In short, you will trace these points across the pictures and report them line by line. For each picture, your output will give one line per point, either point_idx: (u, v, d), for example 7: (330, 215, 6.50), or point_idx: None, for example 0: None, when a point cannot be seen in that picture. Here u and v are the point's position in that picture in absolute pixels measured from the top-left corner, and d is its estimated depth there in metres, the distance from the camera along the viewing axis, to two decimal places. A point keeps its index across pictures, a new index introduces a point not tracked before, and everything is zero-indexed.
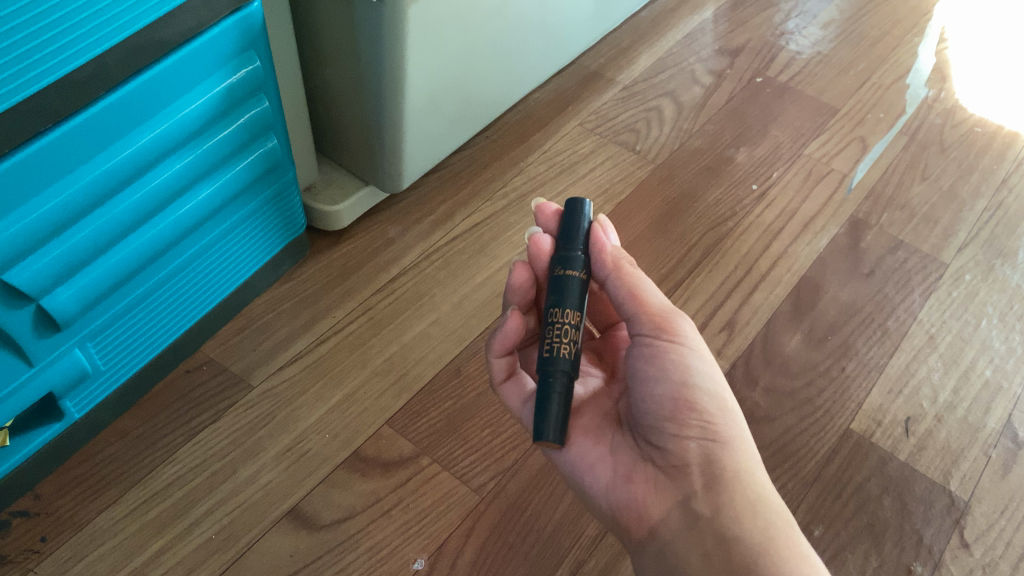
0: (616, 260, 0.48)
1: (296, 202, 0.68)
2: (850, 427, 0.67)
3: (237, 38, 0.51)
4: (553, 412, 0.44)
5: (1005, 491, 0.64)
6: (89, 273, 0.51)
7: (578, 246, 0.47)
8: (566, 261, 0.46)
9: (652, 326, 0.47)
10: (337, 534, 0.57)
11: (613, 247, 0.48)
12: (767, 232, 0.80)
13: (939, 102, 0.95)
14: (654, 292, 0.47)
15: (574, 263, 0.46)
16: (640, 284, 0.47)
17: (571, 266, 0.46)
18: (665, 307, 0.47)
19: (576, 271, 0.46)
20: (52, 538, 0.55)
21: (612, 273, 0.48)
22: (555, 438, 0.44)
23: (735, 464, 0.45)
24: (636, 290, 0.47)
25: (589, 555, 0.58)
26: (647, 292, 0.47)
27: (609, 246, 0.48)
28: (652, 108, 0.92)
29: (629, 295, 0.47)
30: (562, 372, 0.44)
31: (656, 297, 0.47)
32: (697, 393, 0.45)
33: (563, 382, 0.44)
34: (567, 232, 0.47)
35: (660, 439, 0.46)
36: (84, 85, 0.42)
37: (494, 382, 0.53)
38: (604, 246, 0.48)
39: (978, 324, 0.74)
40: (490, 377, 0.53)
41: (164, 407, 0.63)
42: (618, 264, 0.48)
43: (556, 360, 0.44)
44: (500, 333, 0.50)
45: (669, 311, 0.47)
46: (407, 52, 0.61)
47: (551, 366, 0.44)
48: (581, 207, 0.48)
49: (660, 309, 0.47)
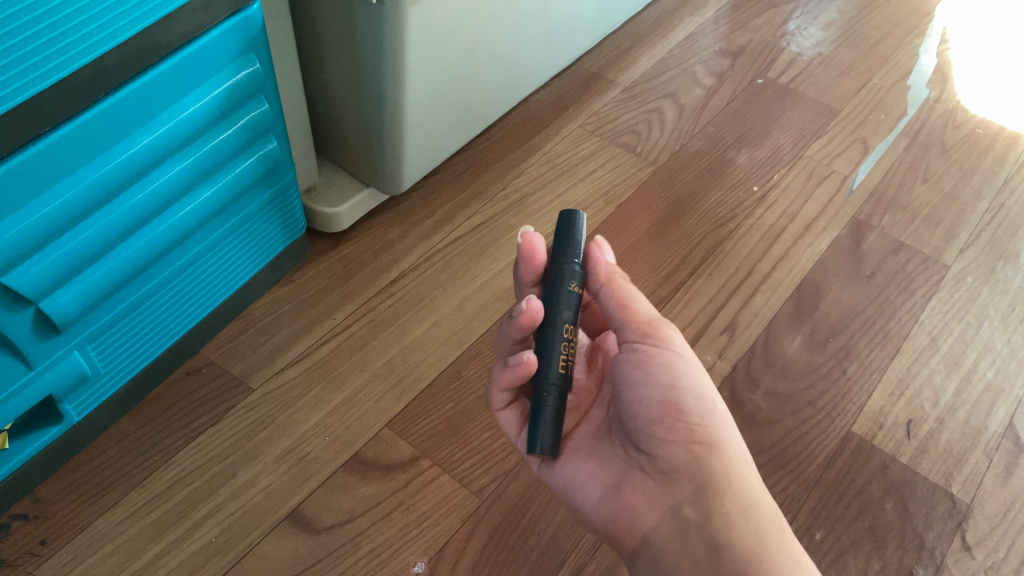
0: (609, 273, 0.48)
1: (295, 204, 0.67)
2: (851, 430, 0.67)
3: (237, 40, 0.50)
4: (545, 420, 0.44)
5: (1008, 494, 0.64)
6: (88, 276, 0.50)
7: (573, 257, 0.46)
8: (560, 274, 0.46)
9: (639, 332, 0.47)
10: (337, 537, 0.57)
11: (608, 261, 0.48)
12: (769, 234, 0.80)
13: (941, 104, 0.95)
14: (643, 303, 0.48)
15: (568, 276, 0.45)
16: (630, 296, 0.47)
17: (565, 278, 0.45)
18: (652, 316, 0.48)
19: (569, 284, 0.45)
20: (51, 542, 0.55)
21: (605, 284, 0.48)
22: (547, 448, 0.44)
23: (725, 468, 0.45)
24: (625, 300, 0.47)
25: (590, 558, 0.58)
26: (636, 299, 0.48)
27: (603, 260, 0.48)
28: (653, 109, 0.92)
29: (619, 306, 0.47)
30: (555, 388, 0.44)
31: (644, 307, 0.48)
32: (684, 396, 0.46)
33: (556, 396, 0.44)
34: (561, 245, 0.46)
35: (650, 445, 0.46)
36: (83, 87, 0.42)
37: (493, 409, 0.51)
38: (598, 260, 0.48)
39: (980, 326, 0.74)
40: (489, 404, 0.51)
41: (164, 409, 0.63)
42: (611, 277, 0.48)
43: (550, 374, 0.44)
44: (508, 373, 0.45)
45: (656, 320, 0.48)
46: (408, 54, 0.61)
47: (544, 381, 0.44)
48: (576, 218, 0.46)
49: (647, 318, 0.47)
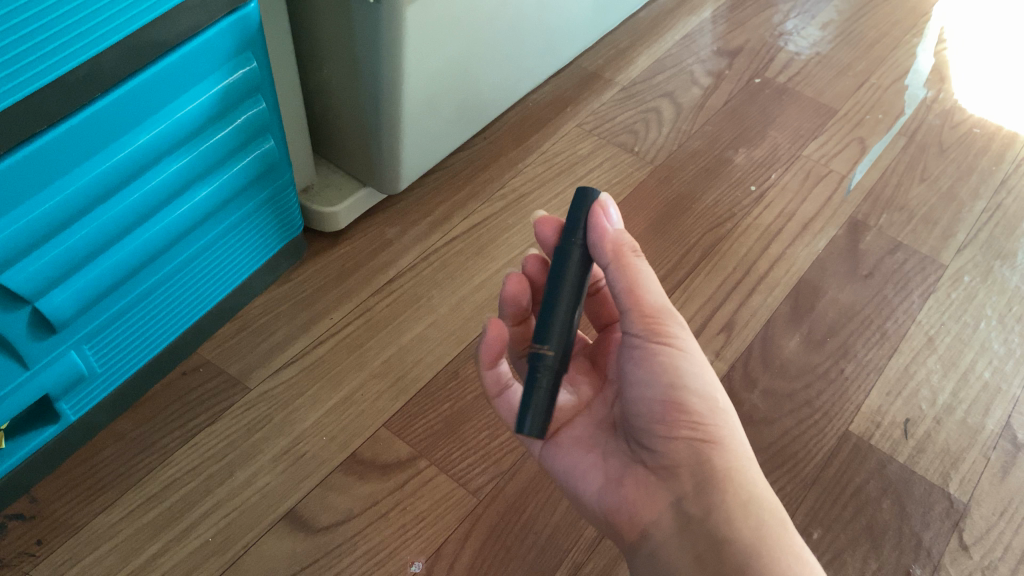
0: (617, 247, 0.44)
1: (292, 202, 0.67)
2: (849, 429, 0.67)
3: (233, 39, 0.50)
4: (535, 406, 0.41)
5: (1004, 493, 0.64)
6: (83, 276, 0.50)
7: (578, 238, 0.43)
8: (563, 254, 0.43)
9: (643, 326, 0.45)
10: (335, 536, 0.57)
11: (616, 231, 0.44)
12: (766, 234, 0.80)
13: (938, 103, 0.95)
14: (652, 287, 0.45)
15: (570, 258, 0.43)
16: (638, 279, 0.44)
17: (567, 260, 0.43)
18: (659, 304, 0.45)
19: (571, 265, 0.43)
20: (48, 542, 0.55)
21: (613, 262, 0.44)
22: (535, 434, 0.41)
23: (726, 464, 0.44)
24: (633, 284, 0.44)
25: (587, 557, 0.58)
26: (646, 287, 0.45)
27: (610, 231, 0.44)
28: (651, 109, 0.92)
29: (626, 289, 0.45)
30: (549, 369, 0.41)
31: (653, 292, 0.45)
32: (687, 395, 0.45)
33: (548, 377, 0.41)
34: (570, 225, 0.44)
35: (651, 441, 0.46)
36: (79, 87, 0.42)
37: (488, 396, 0.52)
38: (604, 232, 0.44)
39: (977, 326, 0.74)
40: (485, 393, 0.52)
41: (161, 408, 0.62)
42: (619, 252, 0.44)
43: (543, 356, 0.41)
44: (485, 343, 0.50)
45: (663, 309, 0.45)
46: (405, 51, 0.61)
47: (538, 362, 0.41)
48: (588, 193, 0.43)
49: (654, 307, 0.45)
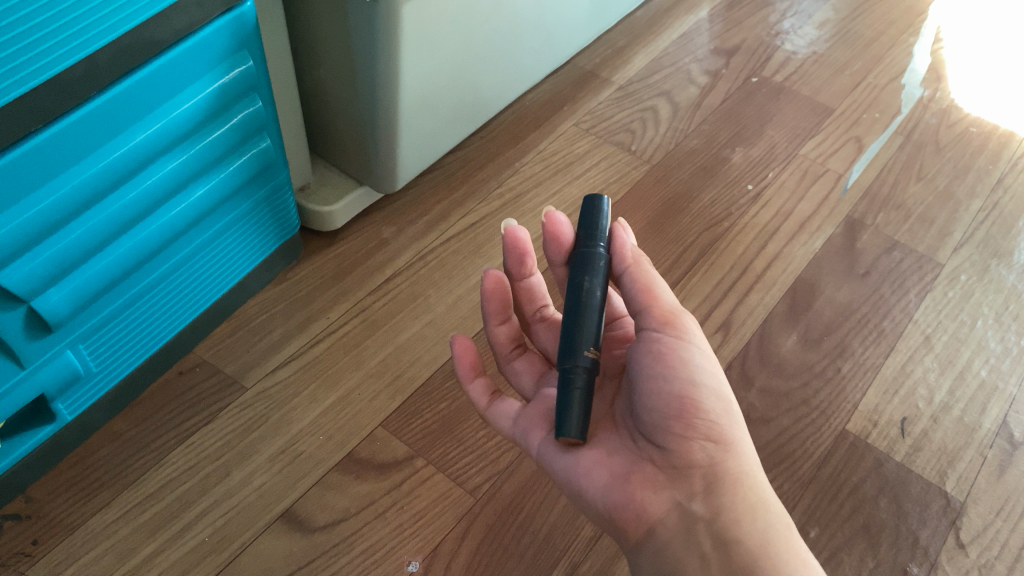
0: (636, 256, 0.48)
1: (289, 202, 0.67)
2: (845, 428, 0.67)
3: (229, 38, 0.50)
4: (574, 408, 0.42)
5: (1000, 492, 0.64)
6: (79, 275, 0.50)
7: (600, 242, 0.46)
8: (587, 258, 0.46)
9: (659, 320, 0.46)
10: (331, 535, 0.57)
11: (632, 245, 0.48)
12: (763, 233, 0.80)
13: (934, 102, 0.95)
14: (665, 291, 0.47)
15: (594, 261, 0.46)
16: (654, 282, 0.47)
17: (592, 264, 0.45)
18: (673, 305, 0.47)
19: (596, 269, 0.45)
20: (43, 542, 0.55)
21: (631, 266, 0.47)
22: (576, 433, 0.43)
23: (738, 467, 0.45)
24: (650, 286, 0.47)
25: (585, 556, 0.58)
26: (661, 290, 0.47)
27: (628, 244, 0.48)
28: (648, 108, 0.92)
29: (643, 289, 0.47)
30: (583, 368, 0.43)
31: (666, 295, 0.47)
32: (703, 394, 0.45)
33: (585, 377, 0.43)
34: (588, 230, 0.47)
35: (664, 439, 0.45)
36: (74, 85, 0.42)
37: (482, 409, 0.53)
38: (623, 243, 0.48)
39: (973, 325, 0.74)
40: (476, 407, 0.54)
41: (157, 408, 0.62)
42: (637, 261, 0.48)
43: (577, 356, 0.43)
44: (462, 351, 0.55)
45: (677, 309, 0.47)
46: (402, 49, 0.61)
47: (573, 362, 0.43)
48: (601, 201, 0.47)
49: (670, 307, 0.47)
